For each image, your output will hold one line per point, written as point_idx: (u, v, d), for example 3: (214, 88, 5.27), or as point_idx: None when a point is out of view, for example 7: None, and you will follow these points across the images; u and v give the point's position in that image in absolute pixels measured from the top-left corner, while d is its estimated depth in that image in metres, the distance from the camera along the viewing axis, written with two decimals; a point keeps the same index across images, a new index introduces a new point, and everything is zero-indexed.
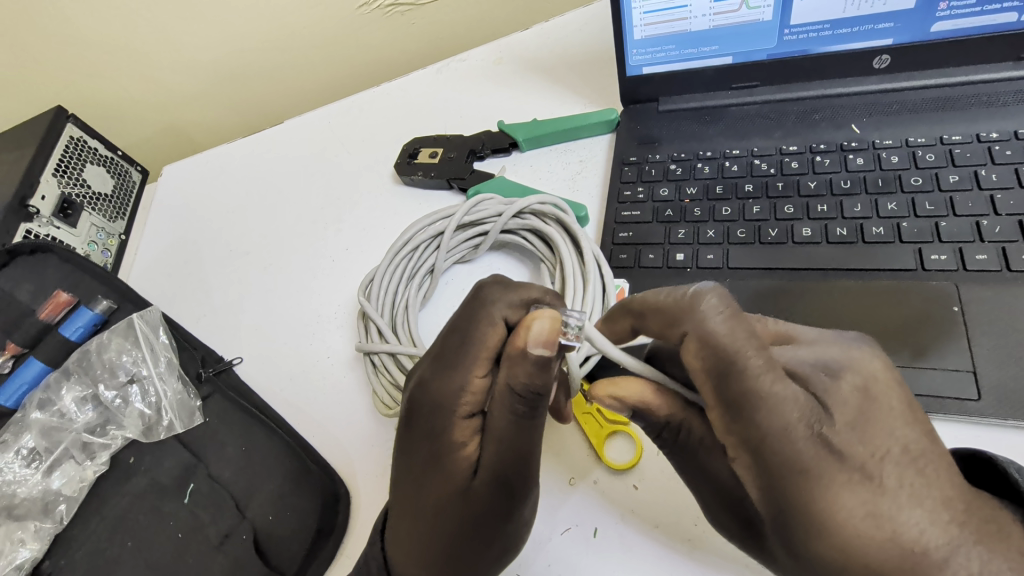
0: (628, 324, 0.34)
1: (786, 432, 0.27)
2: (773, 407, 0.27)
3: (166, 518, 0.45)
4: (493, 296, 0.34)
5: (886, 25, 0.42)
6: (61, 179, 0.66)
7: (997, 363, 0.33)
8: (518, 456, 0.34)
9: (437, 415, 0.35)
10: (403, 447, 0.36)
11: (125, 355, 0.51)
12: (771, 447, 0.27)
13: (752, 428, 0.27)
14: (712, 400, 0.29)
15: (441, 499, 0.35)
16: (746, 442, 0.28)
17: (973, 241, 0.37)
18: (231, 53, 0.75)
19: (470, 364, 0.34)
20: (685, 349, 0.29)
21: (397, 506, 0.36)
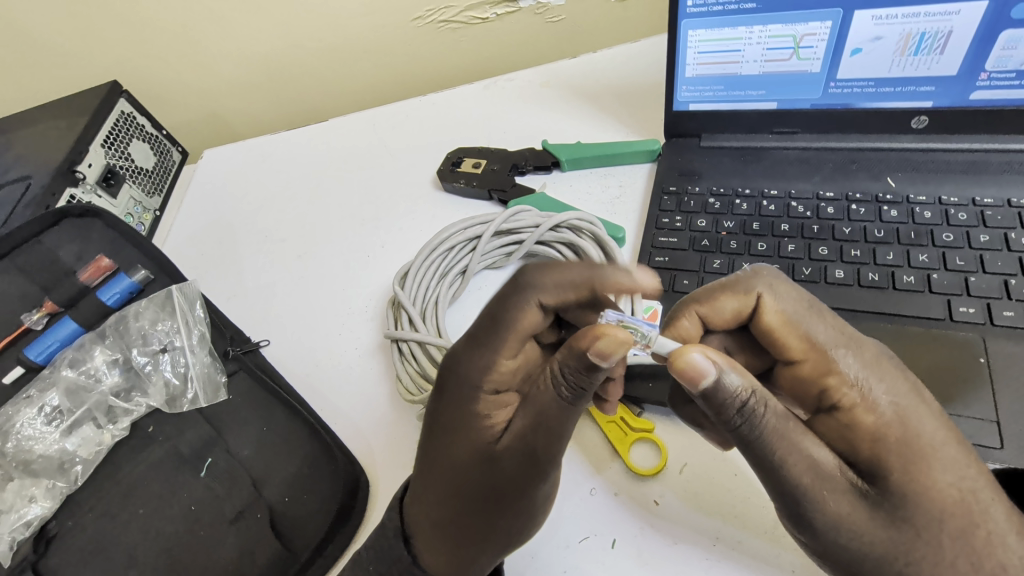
0: (694, 322, 0.38)
1: (872, 360, 0.33)
2: (852, 341, 0.34)
3: (181, 490, 0.45)
4: (538, 282, 0.38)
5: (927, 88, 0.45)
6: (108, 150, 0.67)
7: (1020, 414, 0.35)
8: (546, 439, 0.34)
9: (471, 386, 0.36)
10: (433, 413, 0.38)
11: (158, 324, 0.52)
12: (870, 375, 0.32)
13: (846, 359, 0.33)
14: (804, 347, 0.34)
15: (462, 469, 0.35)
16: (847, 375, 0.33)
17: (1001, 297, 0.39)
18: (285, 50, 0.77)
19: (501, 338, 0.37)
20: (765, 305, 0.36)
21: (419, 470, 0.37)
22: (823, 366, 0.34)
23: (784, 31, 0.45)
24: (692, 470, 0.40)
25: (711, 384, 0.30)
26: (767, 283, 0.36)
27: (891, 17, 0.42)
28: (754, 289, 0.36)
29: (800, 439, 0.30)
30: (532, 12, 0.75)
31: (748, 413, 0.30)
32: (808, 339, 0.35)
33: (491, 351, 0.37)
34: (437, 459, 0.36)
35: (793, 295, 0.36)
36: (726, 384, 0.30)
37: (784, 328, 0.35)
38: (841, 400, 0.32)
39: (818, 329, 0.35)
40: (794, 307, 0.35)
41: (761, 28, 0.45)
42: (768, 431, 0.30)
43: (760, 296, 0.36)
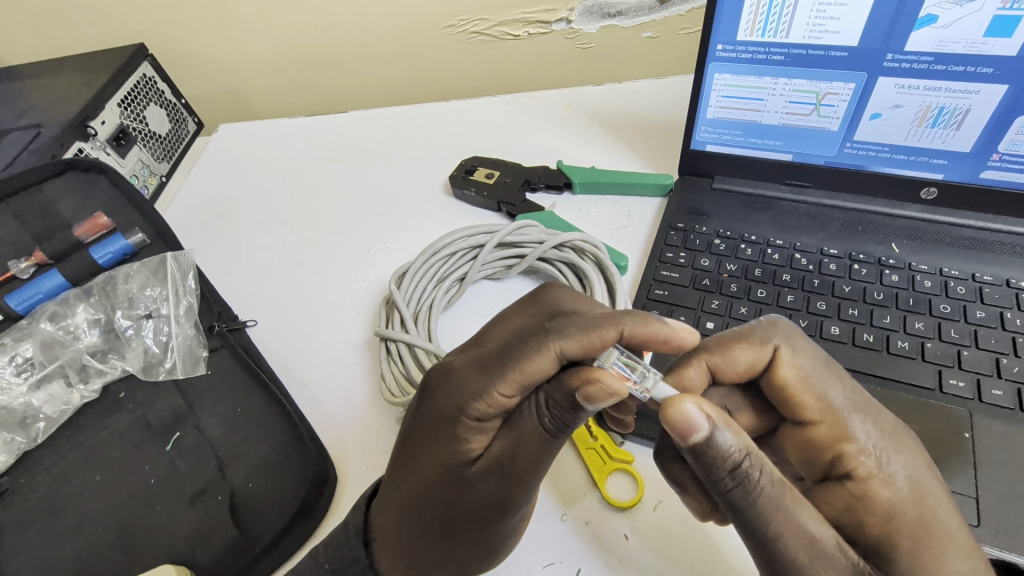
0: (703, 369, 0.37)
1: (892, 436, 0.33)
2: (872, 414, 0.33)
3: (143, 461, 0.44)
4: (562, 329, 0.34)
5: (939, 161, 0.46)
6: (124, 111, 0.67)
7: (1000, 495, 0.35)
8: (523, 473, 0.33)
9: (454, 405, 0.34)
10: (412, 419, 0.36)
11: (146, 290, 0.51)
12: (894, 453, 0.32)
13: (867, 432, 0.33)
14: (821, 412, 0.34)
15: (433, 484, 0.35)
16: (862, 443, 0.32)
17: (991, 375, 0.39)
18: (315, 40, 0.77)
19: (501, 375, 0.33)
20: (782, 361, 0.35)
21: (390, 475, 0.36)
22: (839, 432, 0.33)
23: (809, 87, 0.46)
24: (666, 508, 0.39)
25: (703, 439, 0.29)
26: (785, 336, 0.35)
27: (913, 87, 0.43)
28: (771, 341, 0.35)
29: (796, 512, 0.28)
30: (564, 36, 0.76)
31: (741, 475, 0.29)
32: (825, 401, 0.34)
33: (486, 379, 0.34)
34: (409, 468, 0.35)
35: (811, 353, 0.35)
36: (720, 441, 0.29)
37: (800, 387, 0.34)
38: (855, 469, 0.32)
39: (834, 392, 0.34)
40: (812, 366, 0.34)
41: (786, 81, 0.46)
42: (762, 498, 0.28)
43: (778, 350, 0.35)
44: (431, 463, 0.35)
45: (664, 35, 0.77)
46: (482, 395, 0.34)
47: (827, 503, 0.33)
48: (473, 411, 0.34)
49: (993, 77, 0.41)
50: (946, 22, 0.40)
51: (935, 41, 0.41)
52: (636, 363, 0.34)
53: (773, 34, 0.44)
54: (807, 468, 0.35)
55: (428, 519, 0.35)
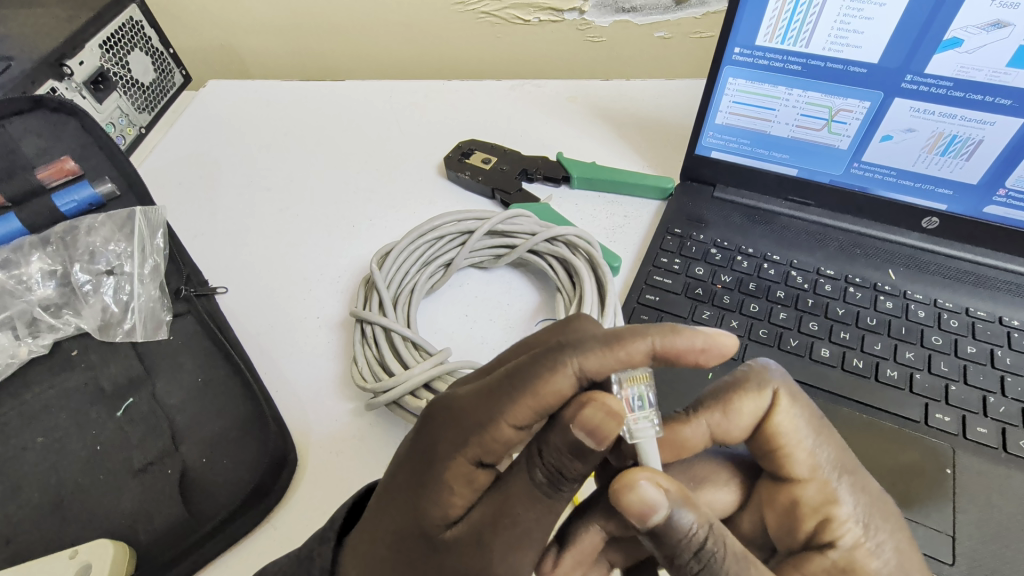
0: (705, 433, 0.33)
1: (878, 503, 0.31)
2: (859, 479, 0.31)
3: (91, 424, 0.41)
4: (581, 342, 0.29)
5: (945, 190, 0.45)
6: (105, 53, 0.63)
7: (978, 536, 0.34)
8: (516, 535, 0.28)
9: (450, 443, 0.30)
10: (398, 462, 0.32)
11: (111, 244, 0.48)
12: (879, 522, 0.30)
13: (856, 497, 0.30)
14: (809, 472, 0.31)
15: (412, 542, 0.29)
16: (849, 508, 0.30)
17: (978, 412, 0.38)
18: (316, 3, 0.74)
19: (509, 404, 0.29)
20: (779, 415, 0.31)
21: (362, 523, 0.31)
22: (829, 496, 0.30)
23: (823, 101, 0.44)
24: None
25: (662, 521, 0.27)
26: (782, 383, 0.32)
27: (928, 112, 0.42)
28: (769, 390, 0.31)
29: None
30: (575, 27, 0.74)
31: (706, 556, 0.27)
32: (813, 458, 0.31)
33: (491, 408, 0.29)
34: (386, 520, 0.30)
35: (808, 407, 0.32)
36: (679, 522, 0.27)
37: (793, 443, 0.31)
38: (840, 538, 0.30)
39: (822, 449, 0.31)
40: (809, 422, 0.31)
41: (800, 93, 0.45)
42: None
43: (776, 402, 0.31)
44: (409, 515, 0.30)
45: (676, 36, 0.75)
46: (484, 430, 0.29)
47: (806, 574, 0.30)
48: (474, 453, 0.29)
49: (1010, 110, 0.40)
50: (970, 48, 0.39)
51: (957, 66, 0.39)
52: (650, 408, 0.30)
53: (793, 43, 0.43)
54: (785, 538, 0.32)
55: None
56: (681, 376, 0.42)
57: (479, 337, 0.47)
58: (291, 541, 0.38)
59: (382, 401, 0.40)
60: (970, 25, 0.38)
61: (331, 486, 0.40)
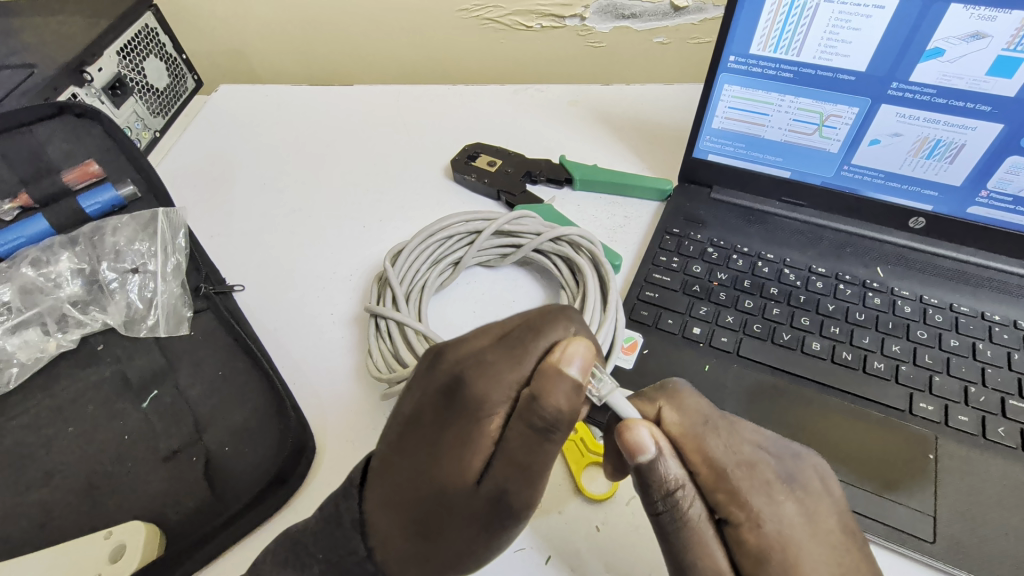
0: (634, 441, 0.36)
1: (775, 483, 0.33)
2: (752, 468, 0.33)
3: (118, 415, 0.43)
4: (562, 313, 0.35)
5: (930, 192, 0.47)
6: (122, 60, 0.65)
7: (958, 516, 0.36)
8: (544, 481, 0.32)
9: (487, 400, 0.33)
10: (408, 427, 0.34)
11: (134, 244, 0.50)
12: (770, 498, 0.32)
13: (744, 485, 0.32)
14: (702, 467, 0.33)
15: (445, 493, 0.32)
16: (739, 495, 0.32)
17: (959, 401, 0.40)
18: (325, 9, 0.76)
19: (506, 366, 0.33)
20: (663, 419, 0.35)
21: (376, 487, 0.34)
22: (719, 484, 0.33)
23: (814, 107, 0.47)
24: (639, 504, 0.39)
25: (649, 461, 0.32)
26: (670, 397, 0.35)
27: (913, 118, 0.44)
28: (654, 404, 0.35)
29: (706, 532, 0.33)
30: (576, 32, 0.76)
31: (671, 501, 0.33)
32: (703, 456, 0.33)
33: (490, 372, 0.33)
34: (410, 474, 0.33)
35: (694, 408, 0.35)
36: (657, 467, 0.32)
37: (684, 442, 0.34)
38: (733, 516, 0.32)
39: (714, 445, 0.34)
40: (693, 420, 0.34)
41: (793, 99, 0.47)
42: (686, 520, 0.33)
43: (660, 412, 0.35)
44: (429, 469, 0.33)
45: (675, 42, 0.77)
46: (485, 393, 0.33)
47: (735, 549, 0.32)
48: (478, 413, 0.33)
49: (991, 116, 0.42)
50: (952, 57, 0.41)
51: (939, 74, 0.42)
52: (602, 376, 0.34)
53: (785, 51, 0.45)
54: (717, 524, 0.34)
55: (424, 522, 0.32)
56: (679, 369, 0.44)
57: None
58: None
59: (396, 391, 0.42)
60: (952, 36, 0.40)
61: (346, 472, 0.43)
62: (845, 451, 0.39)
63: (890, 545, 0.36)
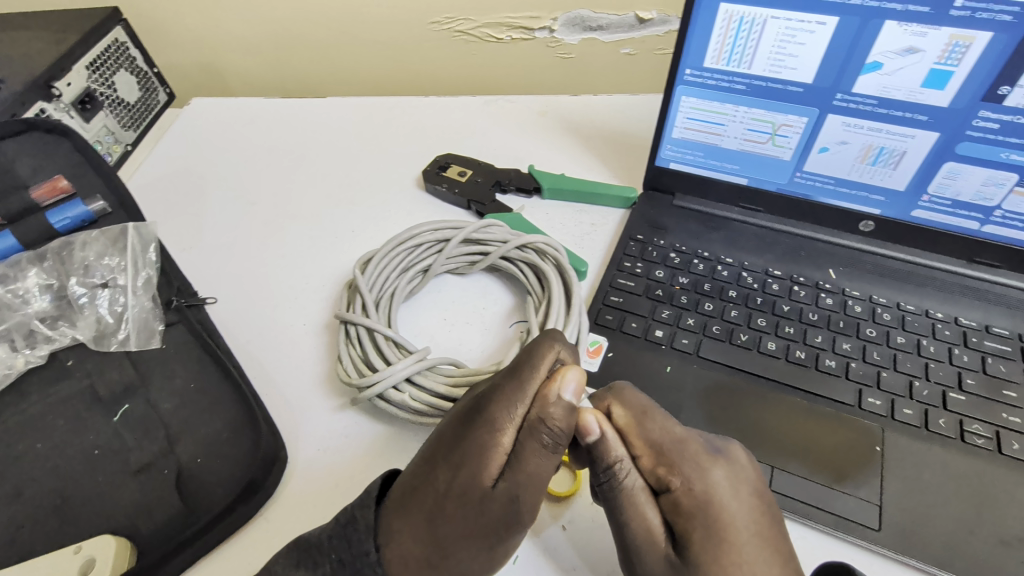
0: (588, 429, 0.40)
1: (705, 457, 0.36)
2: (686, 445, 0.37)
3: (88, 430, 0.43)
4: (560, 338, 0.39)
5: (877, 197, 0.50)
6: (92, 74, 0.65)
7: (903, 504, 0.38)
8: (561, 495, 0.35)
9: (506, 415, 0.36)
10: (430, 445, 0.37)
11: (104, 258, 0.51)
12: (700, 470, 0.36)
13: (678, 459, 0.36)
14: (643, 448, 0.37)
15: (465, 504, 0.34)
16: (674, 467, 0.36)
17: (904, 395, 0.43)
18: (297, 23, 0.77)
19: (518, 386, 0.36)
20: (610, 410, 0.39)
21: (395, 502, 0.35)
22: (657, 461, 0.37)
23: (766, 117, 0.49)
24: None
25: (594, 441, 0.37)
26: (617, 392, 0.39)
27: (857, 127, 0.47)
28: (604, 401, 0.39)
29: (642, 502, 0.36)
30: (546, 44, 0.78)
31: (614, 474, 0.36)
32: (645, 439, 0.37)
33: (504, 392, 0.36)
34: (429, 487, 0.35)
35: (636, 400, 0.39)
36: (604, 446, 0.36)
37: (629, 429, 0.38)
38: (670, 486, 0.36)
39: (653, 428, 0.37)
40: (636, 410, 0.38)
41: (746, 110, 0.49)
42: (627, 492, 0.36)
43: (609, 407, 0.39)
44: (448, 483, 0.34)
45: (641, 53, 0.80)
46: (501, 411, 0.36)
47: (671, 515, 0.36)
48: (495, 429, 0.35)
49: (927, 124, 0.44)
50: (889, 70, 0.43)
51: (880, 86, 0.44)
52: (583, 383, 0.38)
53: (737, 64, 0.47)
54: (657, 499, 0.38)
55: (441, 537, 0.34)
56: (642, 372, 0.45)
57: (457, 339, 0.51)
58: (282, 531, 0.41)
59: (367, 395, 0.43)
60: (888, 51, 0.42)
61: (318, 481, 0.43)
62: (797, 446, 0.40)
63: (840, 534, 0.37)
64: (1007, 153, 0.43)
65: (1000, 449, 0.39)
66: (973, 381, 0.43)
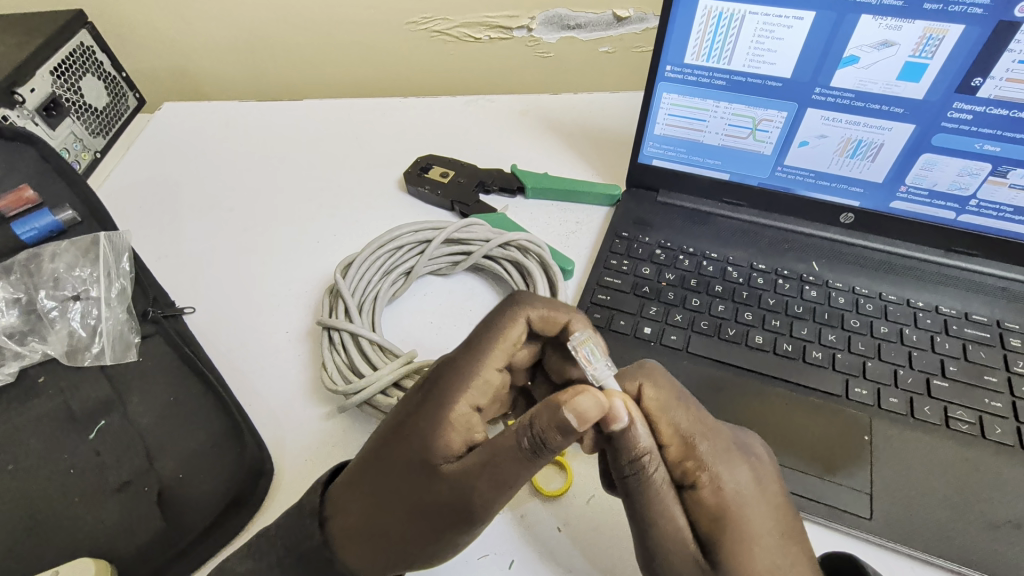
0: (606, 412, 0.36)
1: (732, 452, 0.35)
2: (715, 439, 0.35)
3: (64, 450, 0.41)
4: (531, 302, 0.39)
5: (857, 189, 0.50)
6: (57, 80, 0.63)
7: (892, 492, 0.38)
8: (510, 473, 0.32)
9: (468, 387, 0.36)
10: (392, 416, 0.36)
11: (75, 270, 0.49)
12: (728, 465, 0.34)
13: (707, 453, 0.34)
14: (672, 439, 0.35)
15: (419, 476, 0.33)
16: (705, 462, 0.34)
17: (890, 384, 0.43)
18: (271, 24, 0.75)
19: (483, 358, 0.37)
20: (642, 394, 0.35)
21: (351, 473, 0.35)
22: (687, 454, 0.35)
23: (746, 112, 0.49)
24: (598, 503, 0.40)
25: (622, 429, 0.33)
26: (648, 373, 0.36)
27: (836, 120, 0.47)
28: (636, 382, 0.36)
29: (668, 497, 0.34)
30: (524, 43, 0.78)
31: (640, 467, 0.33)
32: (674, 429, 0.35)
33: (471, 364, 0.36)
34: (385, 459, 0.34)
35: (668, 385, 0.36)
36: (633, 437, 0.33)
37: (658, 416, 0.35)
38: (699, 481, 0.34)
39: (686, 417, 0.35)
40: (669, 396, 0.35)
41: (726, 105, 0.49)
42: (655, 486, 0.33)
43: (641, 389, 0.36)
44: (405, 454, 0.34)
45: (619, 51, 0.80)
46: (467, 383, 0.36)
47: (693, 511, 0.34)
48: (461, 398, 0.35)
49: (903, 117, 0.45)
50: (866, 63, 0.44)
51: (857, 79, 0.45)
52: (603, 356, 0.37)
53: (717, 60, 0.47)
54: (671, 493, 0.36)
55: (393, 508, 0.33)
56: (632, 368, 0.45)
57: (445, 341, 0.50)
58: None
59: (354, 402, 0.42)
60: (864, 45, 0.43)
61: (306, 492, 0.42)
62: (789, 439, 0.41)
63: (833, 525, 0.38)
64: (981, 143, 0.44)
65: (983, 434, 0.40)
66: (955, 368, 0.44)
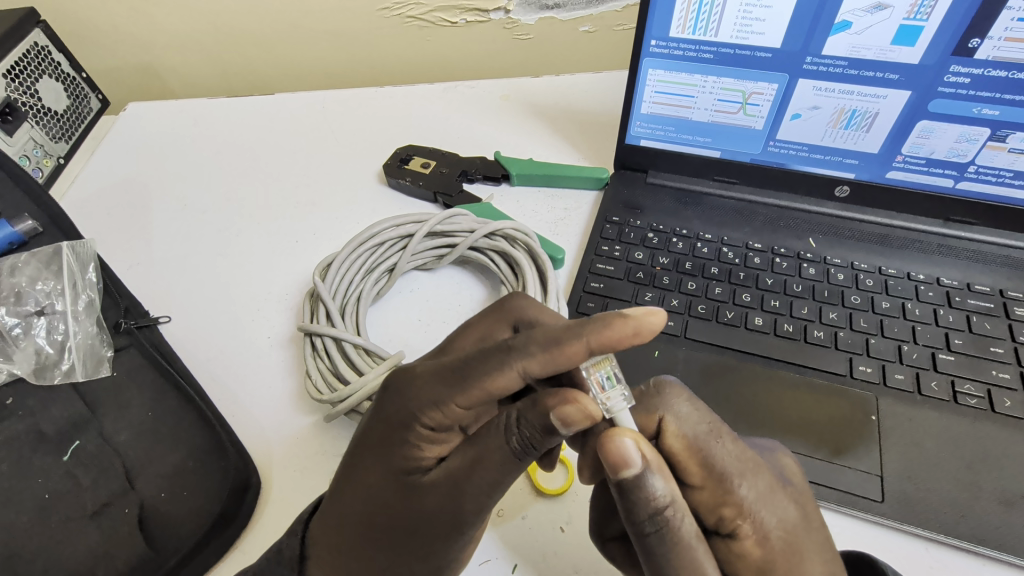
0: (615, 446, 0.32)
1: (770, 491, 0.31)
2: (751, 478, 0.31)
3: (35, 474, 0.39)
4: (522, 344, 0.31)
5: (852, 161, 0.49)
6: (10, 83, 0.59)
7: (904, 472, 0.37)
8: (477, 488, 0.30)
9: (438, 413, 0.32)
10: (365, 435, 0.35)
11: (38, 283, 0.46)
12: (768, 507, 0.31)
13: (744, 495, 0.31)
14: (704, 480, 0.31)
15: (399, 498, 0.32)
16: (743, 507, 0.31)
17: (895, 360, 0.42)
18: (236, 16, 0.72)
19: (453, 390, 0.32)
20: (664, 430, 0.32)
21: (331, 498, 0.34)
22: (721, 496, 0.31)
23: (735, 86, 0.47)
24: None
25: (635, 477, 0.28)
26: (669, 403, 0.33)
27: (829, 90, 0.45)
28: (654, 415, 0.33)
29: (699, 552, 0.29)
30: (502, 25, 0.75)
31: (661, 521, 0.29)
32: (706, 469, 0.31)
33: (438, 389, 0.32)
34: (362, 480, 0.33)
35: (693, 417, 0.33)
36: (649, 485, 0.28)
37: (685, 454, 0.32)
38: (738, 529, 0.30)
39: (718, 455, 0.31)
40: (697, 433, 0.32)
41: (714, 80, 0.47)
42: (678, 543, 0.29)
43: (662, 423, 0.32)
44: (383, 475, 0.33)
45: (600, 30, 0.77)
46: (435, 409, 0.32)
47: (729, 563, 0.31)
48: (431, 422, 0.32)
49: (898, 83, 0.44)
50: (859, 29, 0.42)
51: (849, 46, 0.43)
52: (619, 383, 0.32)
53: (703, 32, 0.45)
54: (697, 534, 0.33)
55: (374, 529, 0.33)
56: (631, 358, 0.43)
57: (434, 339, 0.48)
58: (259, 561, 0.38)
59: (340, 410, 0.40)
60: (856, 9, 0.41)
61: (297, 504, 0.40)
62: (795, 422, 0.39)
63: (844, 509, 0.36)
64: (979, 107, 0.43)
65: (993, 407, 0.39)
66: (960, 340, 0.43)
